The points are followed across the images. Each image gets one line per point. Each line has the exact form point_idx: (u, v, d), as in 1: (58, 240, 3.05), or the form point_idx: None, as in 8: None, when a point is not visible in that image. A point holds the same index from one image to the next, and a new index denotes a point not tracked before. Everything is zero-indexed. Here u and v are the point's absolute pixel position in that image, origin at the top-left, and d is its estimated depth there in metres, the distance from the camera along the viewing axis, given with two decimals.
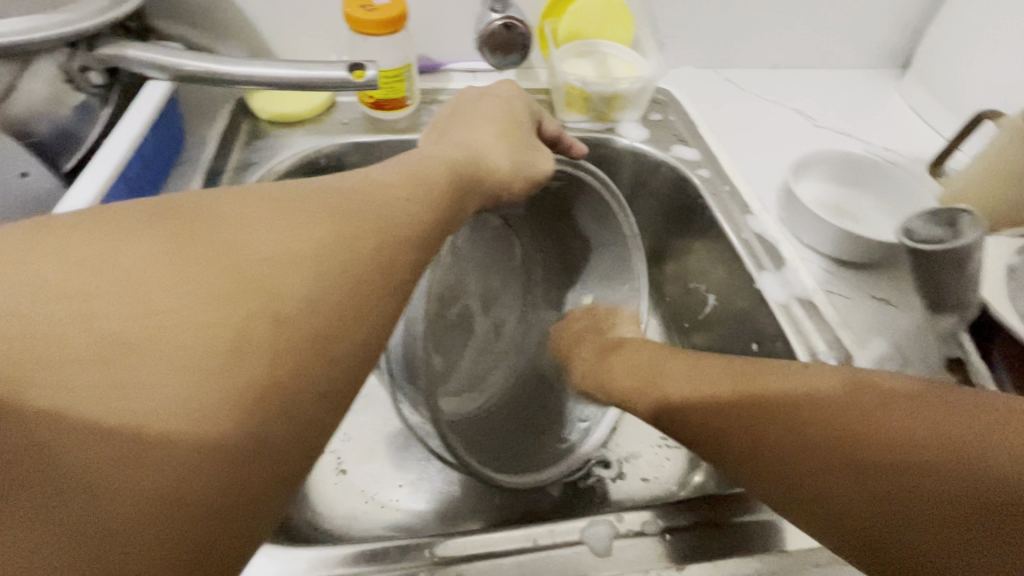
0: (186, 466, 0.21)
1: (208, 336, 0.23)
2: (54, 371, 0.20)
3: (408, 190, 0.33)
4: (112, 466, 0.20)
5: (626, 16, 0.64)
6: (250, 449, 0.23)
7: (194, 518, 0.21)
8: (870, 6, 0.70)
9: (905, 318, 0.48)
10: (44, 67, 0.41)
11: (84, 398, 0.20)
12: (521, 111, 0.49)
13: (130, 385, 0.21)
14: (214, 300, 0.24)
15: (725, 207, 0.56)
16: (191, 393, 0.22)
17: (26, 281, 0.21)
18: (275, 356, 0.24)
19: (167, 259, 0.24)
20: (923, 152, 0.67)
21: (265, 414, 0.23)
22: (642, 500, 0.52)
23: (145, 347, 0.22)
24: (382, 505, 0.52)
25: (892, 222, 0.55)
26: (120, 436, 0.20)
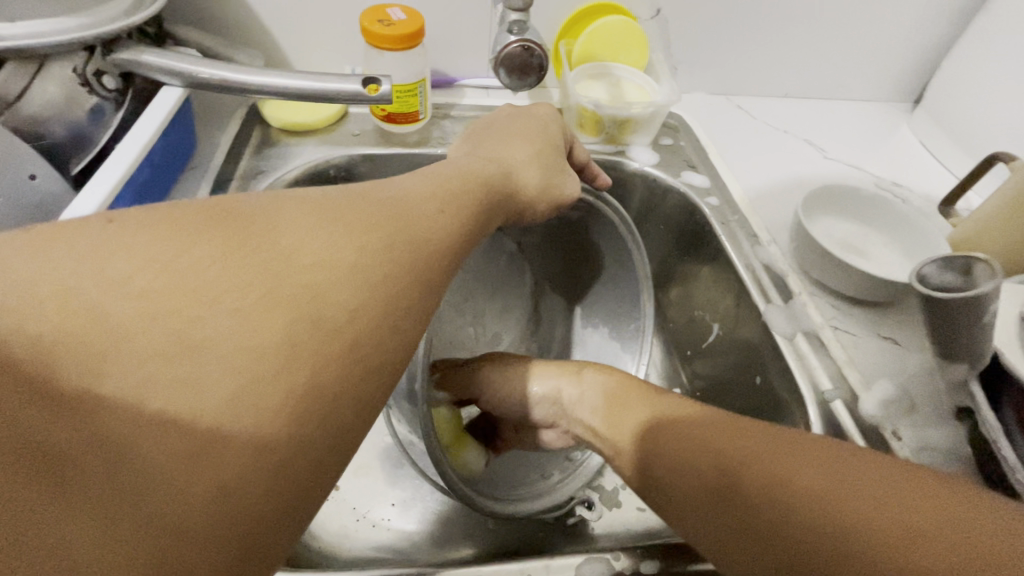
0: (245, 462, 0.22)
1: (264, 339, 0.23)
2: (126, 365, 0.20)
3: (424, 208, 0.32)
4: (175, 463, 0.20)
5: (641, 39, 0.63)
6: (298, 452, 0.23)
7: (246, 512, 0.22)
8: (882, 41, 0.71)
9: (913, 359, 0.47)
10: (60, 70, 0.41)
11: (153, 395, 0.21)
12: (554, 135, 0.49)
13: (198, 381, 0.21)
14: (272, 305, 0.24)
15: (733, 236, 0.56)
16: (249, 394, 0.22)
17: (97, 275, 0.21)
18: (299, 376, 0.24)
19: (229, 260, 0.24)
20: (933, 189, 0.67)
21: (307, 420, 0.24)
22: (633, 532, 0.51)
23: (208, 347, 0.22)
24: (373, 524, 0.51)
25: (901, 260, 0.55)
26: (185, 432, 0.21)
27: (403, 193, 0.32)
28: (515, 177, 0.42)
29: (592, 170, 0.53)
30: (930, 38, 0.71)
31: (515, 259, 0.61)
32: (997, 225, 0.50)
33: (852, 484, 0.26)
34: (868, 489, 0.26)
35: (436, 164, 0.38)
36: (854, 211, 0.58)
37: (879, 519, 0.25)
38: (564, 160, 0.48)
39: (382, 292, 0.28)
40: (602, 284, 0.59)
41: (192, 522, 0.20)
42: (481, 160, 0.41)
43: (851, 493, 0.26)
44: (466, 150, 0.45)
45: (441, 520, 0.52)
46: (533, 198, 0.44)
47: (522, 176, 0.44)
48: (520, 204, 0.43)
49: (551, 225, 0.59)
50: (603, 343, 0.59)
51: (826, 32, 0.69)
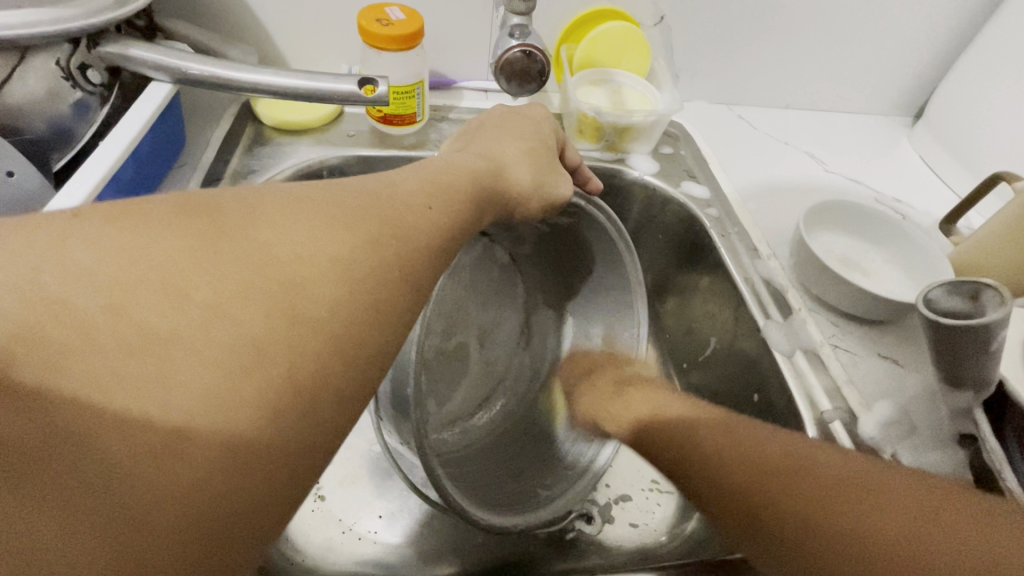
0: (214, 461, 0.21)
1: (235, 333, 0.22)
2: (87, 359, 0.20)
3: (417, 207, 0.31)
4: (138, 460, 0.19)
5: (645, 47, 0.63)
6: (273, 449, 0.22)
7: (216, 515, 0.20)
8: (885, 54, 0.70)
9: (913, 380, 0.47)
10: (42, 62, 0.39)
11: (116, 389, 0.20)
12: (546, 135, 0.47)
13: (164, 376, 0.21)
14: (247, 299, 0.23)
15: (732, 249, 0.55)
16: (218, 389, 0.21)
17: (62, 266, 0.21)
18: (274, 388, 0.22)
19: (198, 250, 0.23)
20: (934, 205, 0.66)
21: (285, 424, 0.23)
22: (628, 549, 0.50)
23: (175, 341, 0.21)
24: (359, 537, 0.50)
25: (902, 278, 0.54)
26: (149, 428, 0.20)
27: (396, 199, 0.31)
28: (505, 172, 0.41)
29: (585, 174, 0.53)
30: (932, 53, 0.70)
31: (510, 266, 0.60)
32: (1000, 246, 0.49)
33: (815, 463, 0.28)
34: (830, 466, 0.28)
35: (423, 160, 0.37)
36: (856, 226, 0.57)
37: (838, 489, 0.27)
38: (556, 160, 0.47)
39: (369, 307, 0.26)
40: (595, 292, 0.58)
41: (155, 520, 0.19)
42: (476, 158, 0.40)
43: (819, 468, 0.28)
44: (456, 147, 0.44)
45: (427, 534, 0.50)
46: (524, 194, 0.42)
47: (521, 172, 0.43)
48: (508, 196, 0.41)
49: (538, 231, 0.57)
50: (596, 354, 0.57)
51: (829, 45, 0.69)
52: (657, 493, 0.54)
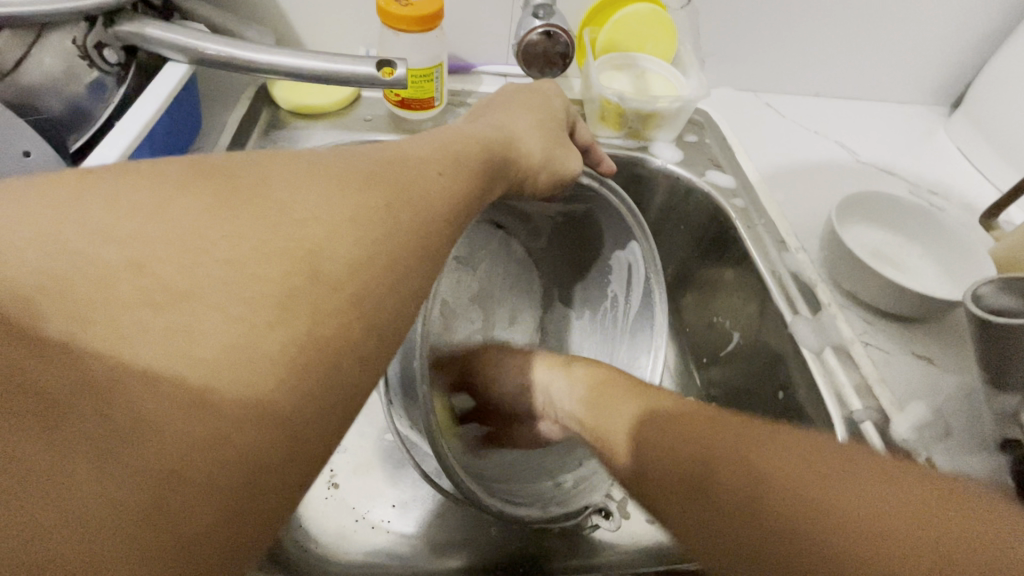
0: (239, 416, 0.20)
1: (256, 289, 0.22)
2: (114, 310, 0.20)
3: (432, 171, 0.30)
4: (163, 411, 0.19)
5: (670, 29, 0.60)
6: (298, 410, 0.22)
7: (243, 470, 0.20)
8: (924, 39, 0.67)
9: (948, 380, 0.45)
10: (58, 40, 0.39)
11: (143, 340, 0.20)
12: (558, 111, 0.46)
13: (189, 328, 0.20)
14: (265, 256, 0.23)
15: (759, 241, 0.53)
16: (240, 343, 0.21)
17: (88, 224, 0.21)
18: (298, 351, 0.22)
19: (217, 210, 0.23)
20: (971, 199, 0.63)
21: (313, 386, 0.22)
22: (644, 546, 0.49)
23: (197, 296, 0.21)
24: (372, 526, 0.50)
25: (937, 274, 0.52)
26: (173, 380, 0.19)
27: (415, 179, 0.30)
28: (517, 145, 0.40)
29: (598, 155, 0.51)
30: (974, 38, 0.66)
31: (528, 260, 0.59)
32: None
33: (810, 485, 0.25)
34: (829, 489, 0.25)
35: (442, 137, 0.36)
36: (889, 218, 0.55)
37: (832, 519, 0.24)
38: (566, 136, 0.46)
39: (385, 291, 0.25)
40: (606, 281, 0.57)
41: (183, 473, 0.19)
42: (491, 129, 0.39)
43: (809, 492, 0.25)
44: (467, 118, 0.42)
45: (435, 525, 0.50)
46: (535, 169, 0.41)
47: (534, 143, 0.41)
48: (521, 175, 0.40)
49: (551, 222, 0.57)
50: (614, 346, 0.56)
51: (864, 29, 0.66)
52: None
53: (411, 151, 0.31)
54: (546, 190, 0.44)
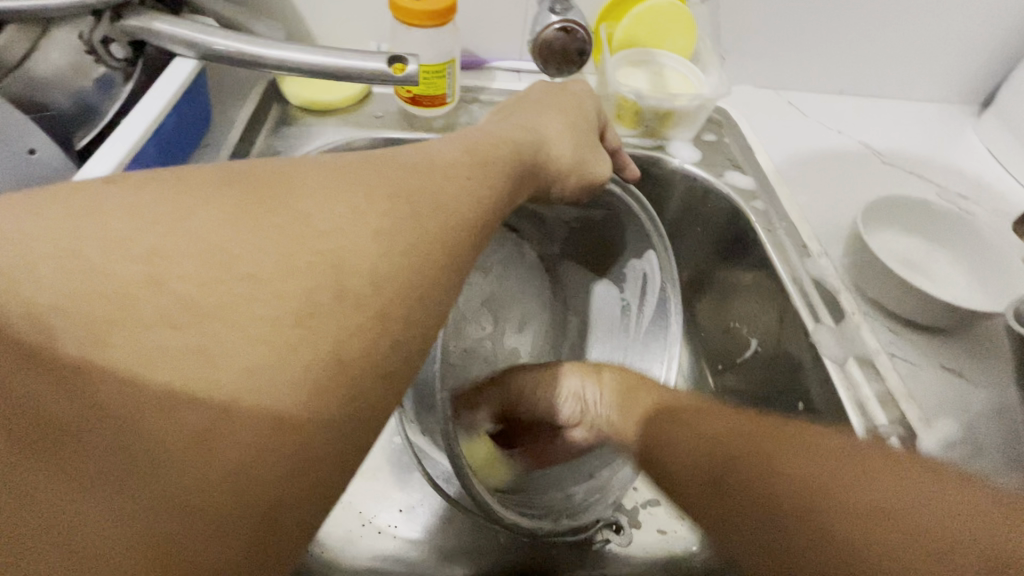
0: (258, 445, 0.20)
1: (278, 307, 0.21)
2: (132, 332, 0.19)
3: (461, 176, 0.29)
4: (180, 442, 0.19)
5: (691, 25, 0.58)
6: (320, 440, 0.21)
7: (258, 503, 0.20)
8: (955, 37, 0.64)
9: (977, 396, 0.43)
10: (64, 35, 0.39)
11: (160, 366, 0.19)
12: (591, 112, 0.45)
13: (210, 351, 0.20)
14: (290, 270, 0.22)
15: (780, 246, 0.52)
16: (261, 367, 0.20)
17: (105, 237, 0.20)
18: (321, 376, 0.21)
19: (238, 220, 0.22)
20: (1003, 204, 0.61)
21: (337, 412, 0.21)
22: (653, 560, 0.48)
23: (219, 316, 0.20)
24: (379, 531, 0.49)
25: (966, 283, 0.50)
26: (193, 408, 0.19)
27: (438, 179, 0.28)
28: (544, 145, 0.38)
29: (623, 159, 0.49)
30: (1008, 35, 0.64)
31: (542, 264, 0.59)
32: None
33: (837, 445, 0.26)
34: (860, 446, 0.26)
35: (464, 135, 0.34)
36: (918, 224, 0.52)
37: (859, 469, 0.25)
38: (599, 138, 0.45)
39: (407, 299, 0.24)
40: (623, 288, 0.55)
41: (191, 506, 0.18)
42: (521, 131, 0.38)
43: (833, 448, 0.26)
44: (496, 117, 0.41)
45: (441, 532, 0.49)
46: (565, 171, 0.40)
47: (564, 145, 0.40)
48: (550, 178, 0.39)
49: (565, 227, 0.56)
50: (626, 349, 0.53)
51: (893, 25, 0.63)
52: None
53: (432, 153, 0.30)
54: (575, 192, 0.42)
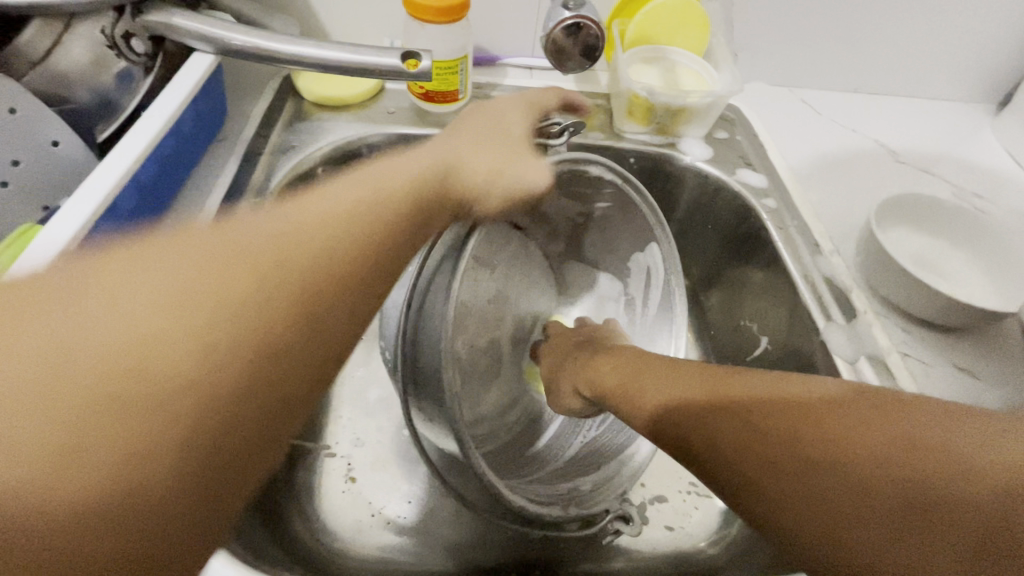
0: (185, 393, 0.20)
1: (192, 272, 0.22)
2: (45, 306, 0.19)
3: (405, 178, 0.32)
4: (97, 398, 0.19)
5: (703, 22, 0.58)
6: (250, 382, 0.22)
7: (194, 450, 0.20)
8: (972, 35, 0.63)
9: (991, 396, 0.43)
10: (87, 29, 0.39)
11: (74, 329, 0.19)
12: (544, 101, 0.46)
13: (123, 309, 0.20)
14: (201, 242, 0.23)
15: (791, 244, 0.51)
16: (180, 322, 0.21)
17: None
18: (248, 324, 0.22)
19: (176, 268, 0.22)
20: (1020, 203, 0.60)
21: (267, 360, 0.22)
22: (661, 551, 0.48)
23: (130, 281, 0.21)
24: (386, 521, 0.49)
25: (981, 282, 0.50)
26: (107, 364, 0.19)
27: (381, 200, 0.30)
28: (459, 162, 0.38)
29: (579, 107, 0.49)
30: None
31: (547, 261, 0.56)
32: None
33: (845, 441, 0.28)
34: (871, 435, 0.27)
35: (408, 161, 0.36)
36: (930, 222, 0.52)
37: (871, 468, 0.26)
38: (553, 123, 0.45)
39: (342, 297, 0.25)
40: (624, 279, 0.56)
41: (126, 460, 0.19)
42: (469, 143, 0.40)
43: (845, 447, 0.27)
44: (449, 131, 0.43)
45: (447, 528, 0.49)
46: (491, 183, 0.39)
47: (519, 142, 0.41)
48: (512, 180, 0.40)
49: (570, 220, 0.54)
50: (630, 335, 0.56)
51: (909, 22, 0.63)
52: (695, 497, 0.53)
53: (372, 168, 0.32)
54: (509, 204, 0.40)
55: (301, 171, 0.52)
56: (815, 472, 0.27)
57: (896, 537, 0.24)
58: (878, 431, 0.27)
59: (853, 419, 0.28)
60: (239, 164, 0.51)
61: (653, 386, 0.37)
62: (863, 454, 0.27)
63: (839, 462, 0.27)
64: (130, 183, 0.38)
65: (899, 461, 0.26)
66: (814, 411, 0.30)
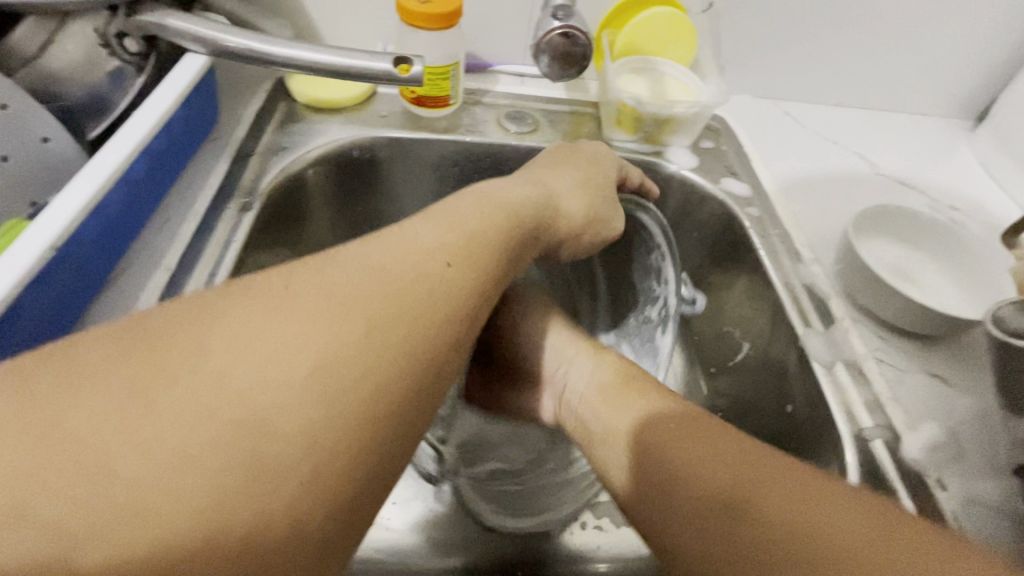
0: (279, 440, 0.21)
1: (306, 339, 0.23)
2: (159, 376, 0.21)
3: (441, 257, 0.29)
4: (205, 443, 0.20)
5: (691, 34, 0.60)
6: (337, 429, 0.22)
7: (283, 481, 0.21)
8: (949, 53, 0.66)
9: (962, 401, 0.44)
10: (80, 28, 0.40)
11: (186, 396, 0.20)
12: (610, 172, 0.47)
13: (232, 371, 0.21)
14: (320, 310, 0.24)
15: (772, 251, 0.53)
16: (282, 376, 0.22)
17: (76, 403, 0.19)
18: (348, 384, 0.23)
19: (325, 459, 0.22)
20: (994, 215, 0.62)
21: (353, 423, 0.23)
22: (645, 552, 0.48)
23: (244, 353, 0.22)
24: (372, 522, 0.50)
25: (954, 292, 0.51)
26: (219, 424, 0.21)
27: (428, 266, 0.28)
28: (557, 203, 0.40)
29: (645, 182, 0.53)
30: (1000, 52, 0.65)
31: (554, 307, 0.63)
32: None
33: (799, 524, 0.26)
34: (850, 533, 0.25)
35: (541, 175, 0.42)
36: (906, 233, 0.54)
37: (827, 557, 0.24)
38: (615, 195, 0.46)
39: (406, 376, 0.25)
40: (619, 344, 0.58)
41: (228, 491, 0.20)
42: (531, 189, 0.39)
43: (803, 534, 0.25)
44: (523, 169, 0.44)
45: (434, 527, 0.50)
46: (574, 230, 0.41)
47: (575, 205, 0.41)
48: (557, 235, 0.40)
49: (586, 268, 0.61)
50: None
51: (887, 41, 0.65)
52: None
53: (454, 214, 0.32)
54: (588, 248, 0.44)
55: (293, 172, 0.53)
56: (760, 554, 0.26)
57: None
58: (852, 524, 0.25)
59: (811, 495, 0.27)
60: (229, 164, 0.51)
61: None
62: (827, 541, 0.25)
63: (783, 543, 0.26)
64: (119, 181, 0.38)
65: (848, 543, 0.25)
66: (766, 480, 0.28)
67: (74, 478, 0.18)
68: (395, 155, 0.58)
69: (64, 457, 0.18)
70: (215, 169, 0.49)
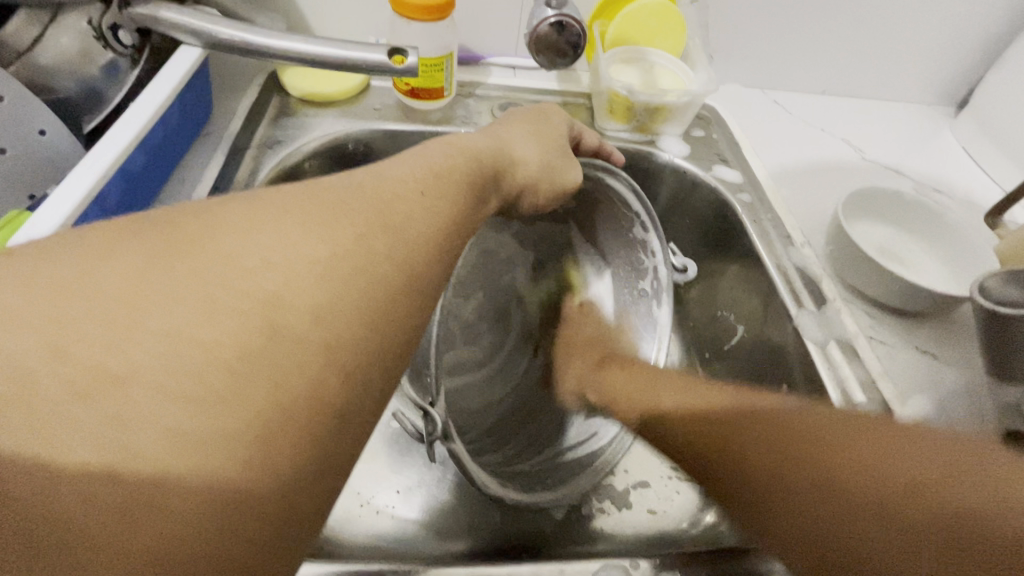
0: (268, 347, 0.21)
1: (303, 252, 0.23)
2: (162, 269, 0.21)
3: (415, 190, 0.29)
4: (197, 335, 0.20)
5: (680, 24, 0.60)
6: (326, 346, 0.22)
7: (268, 394, 0.20)
8: (930, 43, 0.67)
9: (950, 374, 0.46)
10: (74, 20, 0.40)
11: (181, 289, 0.20)
12: (562, 125, 0.47)
13: (233, 269, 0.21)
14: (317, 224, 0.24)
15: (764, 235, 0.54)
16: (284, 281, 0.22)
17: (68, 283, 0.19)
18: (342, 309, 0.23)
19: (313, 377, 0.21)
20: (976, 199, 0.64)
21: (352, 359, 0.23)
22: (644, 534, 0.49)
23: (241, 255, 0.22)
24: (377, 511, 0.50)
25: (941, 271, 0.53)
26: (209, 317, 0.20)
27: (402, 196, 0.28)
28: (512, 150, 0.40)
29: (608, 150, 0.52)
30: (979, 40, 0.67)
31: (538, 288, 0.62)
32: None
33: (863, 461, 0.27)
34: (895, 461, 0.26)
35: (497, 130, 0.42)
36: (894, 215, 0.55)
37: (876, 485, 0.26)
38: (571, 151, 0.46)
39: (398, 308, 0.25)
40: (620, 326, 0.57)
41: (213, 392, 0.19)
42: (493, 148, 0.39)
43: (871, 470, 0.26)
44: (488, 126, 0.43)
45: (440, 512, 0.50)
46: (532, 178, 0.41)
47: (531, 152, 0.42)
48: (514, 184, 0.40)
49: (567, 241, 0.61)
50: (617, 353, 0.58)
51: (873, 29, 0.66)
52: (676, 481, 0.54)
53: (437, 169, 0.32)
54: (546, 200, 0.44)
55: (290, 164, 0.53)
56: (809, 479, 0.28)
57: (897, 531, 0.24)
58: (895, 454, 0.27)
59: (858, 436, 0.28)
60: (225, 158, 0.50)
61: (650, 392, 0.40)
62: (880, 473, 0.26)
63: (838, 471, 0.27)
64: (118, 172, 0.39)
65: (901, 491, 0.25)
66: (814, 428, 0.30)
67: (96, 329, 0.19)
68: (389, 148, 0.59)
69: (81, 305, 0.19)
70: (212, 164, 0.49)
